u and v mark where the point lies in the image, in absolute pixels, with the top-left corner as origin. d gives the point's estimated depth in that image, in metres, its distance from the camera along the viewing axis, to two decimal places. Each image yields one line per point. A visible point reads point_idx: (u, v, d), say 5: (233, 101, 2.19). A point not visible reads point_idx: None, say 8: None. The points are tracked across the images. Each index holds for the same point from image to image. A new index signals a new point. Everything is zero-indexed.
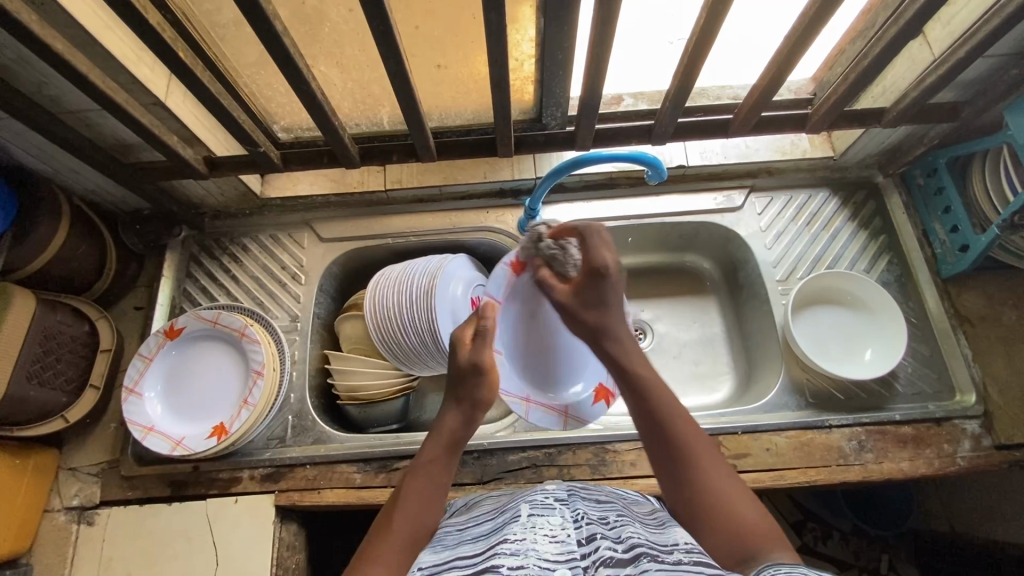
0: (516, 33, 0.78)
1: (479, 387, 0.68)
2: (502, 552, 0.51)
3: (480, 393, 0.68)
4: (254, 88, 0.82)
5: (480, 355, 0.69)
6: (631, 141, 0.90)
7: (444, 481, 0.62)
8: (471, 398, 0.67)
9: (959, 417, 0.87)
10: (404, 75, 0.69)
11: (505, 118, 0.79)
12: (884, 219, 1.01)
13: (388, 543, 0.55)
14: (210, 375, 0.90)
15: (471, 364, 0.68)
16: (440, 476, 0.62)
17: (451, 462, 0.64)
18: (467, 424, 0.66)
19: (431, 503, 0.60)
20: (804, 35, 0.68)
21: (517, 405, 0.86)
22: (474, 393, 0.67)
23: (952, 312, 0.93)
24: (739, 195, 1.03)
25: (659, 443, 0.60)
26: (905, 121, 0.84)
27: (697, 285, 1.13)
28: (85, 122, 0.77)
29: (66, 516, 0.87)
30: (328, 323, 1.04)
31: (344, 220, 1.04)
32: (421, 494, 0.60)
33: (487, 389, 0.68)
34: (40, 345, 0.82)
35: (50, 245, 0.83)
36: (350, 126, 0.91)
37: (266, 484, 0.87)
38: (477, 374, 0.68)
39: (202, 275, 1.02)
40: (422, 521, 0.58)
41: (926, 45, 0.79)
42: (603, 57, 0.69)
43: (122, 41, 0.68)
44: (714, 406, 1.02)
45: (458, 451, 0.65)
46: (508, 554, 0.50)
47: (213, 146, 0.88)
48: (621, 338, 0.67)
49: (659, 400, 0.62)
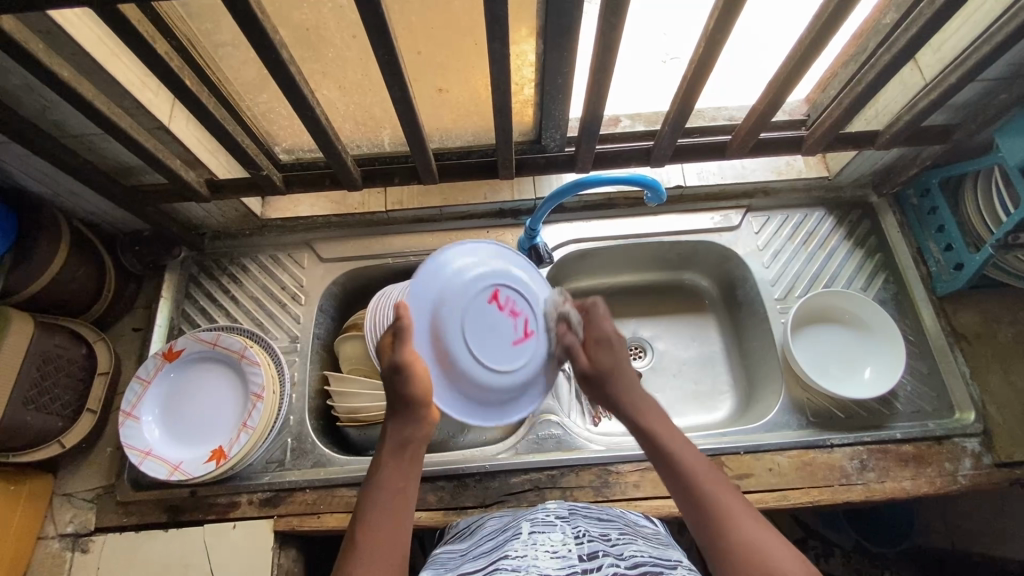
0: (517, 58, 0.79)
1: (407, 387, 0.66)
2: (504, 568, 0.51)
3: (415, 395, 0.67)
4: (256, 111, 0.83)
5: (402, 353, 0.67)
6: (631, 163, 0.91)
7: (399, 492, 0.62)
8: (404, 399, 0.67)
9: (960, 435, 0.87)
10: (407, 100, 0.70)
11: (507, 141, 0.80)
12: (880, 238, 1.02)
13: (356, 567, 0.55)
14: (208, 398, 0.90)
15: (394, 367, 0.66)
16: (397, 487, 0.62)
17: (404, 469, 0.64)
18: (412, 425, 0.67)
19: (392, 515, 0.60)
20: (799, 65, 0.70)
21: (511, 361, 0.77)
22: (405, 394, 0.67)
23: (948, 329, 0.94)
24: (737, 214, 1.04)
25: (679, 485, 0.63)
26: (899, 143, 0.85)
27: (695, 303, 1.14)
28: (89, 146, 0.78)
29: (60, 544, 0.86)
30: (328, 343, 1.03)
31: (344, 240, 1.04)
32: (381, 516, 0.60)
33: (419, 385, 0.67)
34: (38, 369, 0.81)
35: (49, 269, 0.83)
36: (352, 148, 0.92)
37: (265, 509, 0.86)
38: (402, 374, 0.66)
39: (201, 296, 1.01)
40: (387, 535, 0.58)
41: (917, 70, 0.81)
42: (604, 83, 0.71)
43: (127, 67, 0.68)
44: (716, 424, 1.02)
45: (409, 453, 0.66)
46: (510, 569, 0.50)
47: (215, 169, 0.88)
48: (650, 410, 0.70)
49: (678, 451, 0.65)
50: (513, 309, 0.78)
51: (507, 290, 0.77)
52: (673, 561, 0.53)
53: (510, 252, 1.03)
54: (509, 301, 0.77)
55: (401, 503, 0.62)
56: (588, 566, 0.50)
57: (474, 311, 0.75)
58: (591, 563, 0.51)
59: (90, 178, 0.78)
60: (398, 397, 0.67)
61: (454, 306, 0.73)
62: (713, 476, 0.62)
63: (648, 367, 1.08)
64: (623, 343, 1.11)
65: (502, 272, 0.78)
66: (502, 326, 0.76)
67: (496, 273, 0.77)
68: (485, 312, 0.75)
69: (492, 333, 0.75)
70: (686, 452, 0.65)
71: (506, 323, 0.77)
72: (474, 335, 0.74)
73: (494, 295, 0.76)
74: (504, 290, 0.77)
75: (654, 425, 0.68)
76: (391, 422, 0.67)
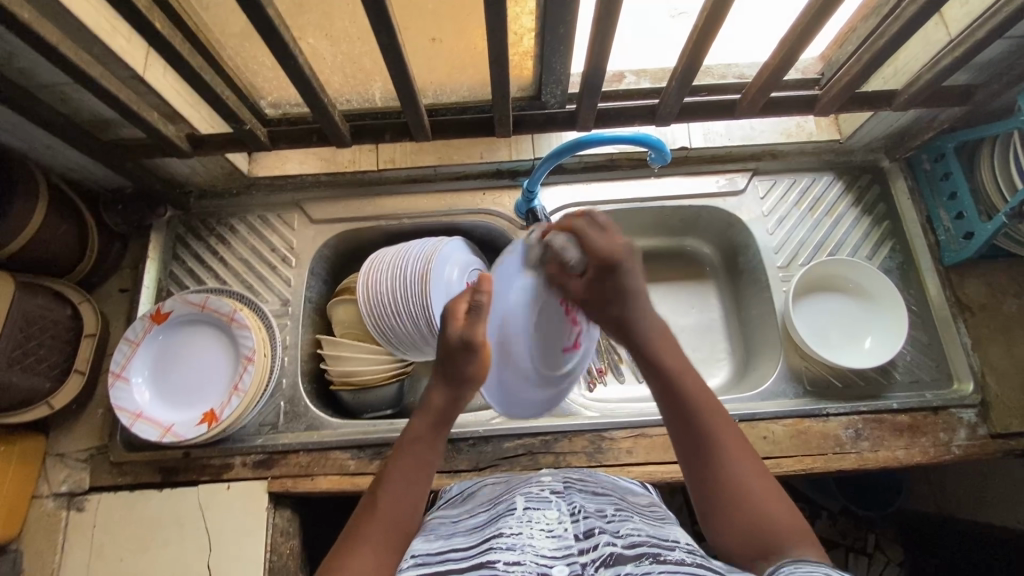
0: (516, 6, 0.74)
1: (469, 364, 0.65)
2: (498, 547, 0.50)
3: (469, 369, 0.66)
4: (238, 61, 0.77)
5: (473, 331, 0.65)
6: (635, 122, 0.87)
7: (428, 462, 0.62)
8: (459, 373, 0.66)
9: (956, 406, 0.87)
10: (397, 49, 0.65)
11: (504, 96, 0.76)
12: (889, 204, 0.99)
13: (375, 515, 0.56)
14: (200, 361, 0.88)
15: (463, 342, 0.65)
16: (426, 454, 0.62)
17: (437, 441, 0.64)
18: (455, 401, 0.66)
19: (414, 487, 0.59)
20: (819, 15, 0.65)
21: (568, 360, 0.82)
22: (463, 369, 0.66)
23: (953, 300, 0.92)
24: (743, 178, 1.00)
25: (681, 428, 0.60)
26: (916, 105, 0.81)
27: (696, 269, 1.11)
28: (60, 96, 0.73)
29: (55, 502, 0.86)
30: (320, 306, 1.01)
31: (335, 201, 1.01)
32: (411, 477, 0.60)
33: (477, 366, 0.66)
34: (21, 330, 0.79)
35: (28, 228, 0.80)
36: (340, 102, 0.87)
37: (259, 471, 0.86)
38: (467, 351, 0.65)
39: (188, 257, 0.99)
40: (403, 503, 0.58)
41: (942, 25, 0.76)
42: (608, 33, 0.66)
43: (95, 11, 0.63)
44: (711, 391, 1.02)
45: (445, 430, 0.65)
46: (505, 549, 0.49)
47: (197, 123, 0.84)
48: (669, 353, 0.65)
49: (681, 387, 0.62)
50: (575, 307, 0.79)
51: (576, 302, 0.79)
52: (671, 541, 0.52)
53: (507, 215, 1.00)
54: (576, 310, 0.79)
55: (422, 478, 0.61)
56: (584, 546, 0.50)
57: (543, 306, 0.76)
58: (588, 542, 0.51)
59: (63, 132, 0.73)
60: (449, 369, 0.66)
61: (516, 315, 0.73)
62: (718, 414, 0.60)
63: None
64: None
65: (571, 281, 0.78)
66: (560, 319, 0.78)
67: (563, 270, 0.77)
68: (549, 309, 0.76)
69: (548, 325, 0.77)
70: (720, 423, 0.59)
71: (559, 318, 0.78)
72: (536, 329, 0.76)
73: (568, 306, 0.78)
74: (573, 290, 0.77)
75: (686, 391, 0.61)
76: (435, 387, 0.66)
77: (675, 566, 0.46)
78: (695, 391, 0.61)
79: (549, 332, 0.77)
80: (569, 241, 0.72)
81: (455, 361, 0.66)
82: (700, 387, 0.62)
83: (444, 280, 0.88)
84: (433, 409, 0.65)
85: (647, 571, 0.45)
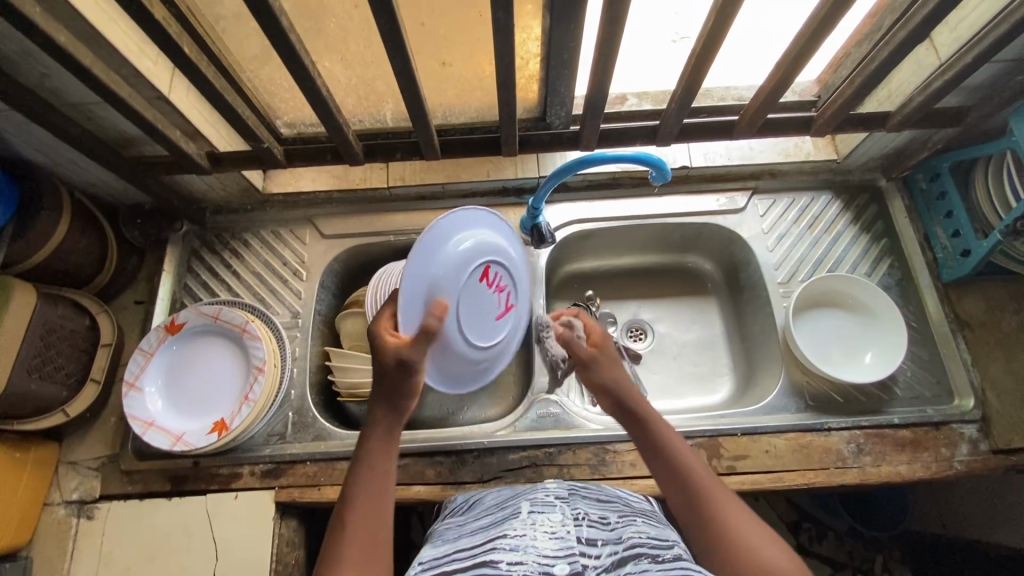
0: (522, 32, 0.77)
1: (406, 382, 0.65)
2: (501, 548, 0.51)
3: (406, 387, 0.66)
4: (257, 83, 0.81)
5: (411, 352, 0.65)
6: (636, 141, 0.90)
7: (388, 474, 0.62)
8: (393, 391, 0.66)
9: (957, 421, 0.87)
10: (410, 72, 0.68)
11: (510, 117, 0.79)
12: (886, 222, 1.01)
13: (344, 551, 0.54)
14: (210, 371, 0.90)
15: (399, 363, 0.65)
16: (384, 469, 0.61)
17: (391, 452, 0.64)
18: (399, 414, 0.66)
19: (380, 505, 0.59)
20: (811, 42, 0.68)
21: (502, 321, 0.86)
22: (398, 387, 0.66)
23: (952, 316, 0.93)
24: (742, 196, 1.03)
25: (671, 482, 0.61)
26: (910, 125, 0.84)
27: (697, 285, 1.13)
28: (88, 115, 0.77)
29: (66, 510, 0.87)
30: (329, 319, 1.04)
31: (346, 217, 1.04)
32: (373, 501, 0.59)
33: (413, 385, 0.66)
34: (41, 339, 0.81)
35: (50, 240, 0.83)
36: (353, 123, 0.91)
37: (266, 481, 0.87)
38: (402, 372, 0.65)
39: (203, 270, 1.02)
40: (375, 520, 0.57)
41: (932, 50, 0.79)
42: (610, 58, 0.69)
43: (125, 35, 0.67)
44: (714, 406, 1.02)
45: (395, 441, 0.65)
46: (508, 549, 0.51)
47: (215, 141, 0.88)
48: (656, 424, 0.67)
49: (667, 446, 0.64)
50: (498, 284, 0.84)
51: (494, 266, 0.82)
52: (670, 542, 0.54)
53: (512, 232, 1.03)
54: (496, 277, 0.83)
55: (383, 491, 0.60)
56: (586, 551, 0.51)
57: (465, 285, 0.78)
58: (590, 548, 0.52)
59: (89, 148, 0.77)
60: (387, 395, 0.66)
61: (443, 285, 0.74)
62: (703, 471, 0.61)
63: (649, 349, 1.07)
64: (623, 325, 1.10)
65: (489, 245, 0.81)
66: (489, 299, 0.83)
67: (486, 249, 0.80)
68: (477, 287, 0.80)
69: (479, 303, 0.81)
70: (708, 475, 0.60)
71: (485, 293, 0.82)
72: (464, 307, 0.78)
73: (484, 272, 0.81)
74: (493, 266, 0.82)
75: (673, 447, 0.64)
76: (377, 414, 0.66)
77: (672, 565, 0.48)
78: (691, 456, 0.62)
79: (473, 302, 0.80)
80: (578, 325, 0.82)
81: (395, 381, 0.66)
82: (685, 447, 0.64)
83: None
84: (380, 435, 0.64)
85: (644, 570, 0.47)
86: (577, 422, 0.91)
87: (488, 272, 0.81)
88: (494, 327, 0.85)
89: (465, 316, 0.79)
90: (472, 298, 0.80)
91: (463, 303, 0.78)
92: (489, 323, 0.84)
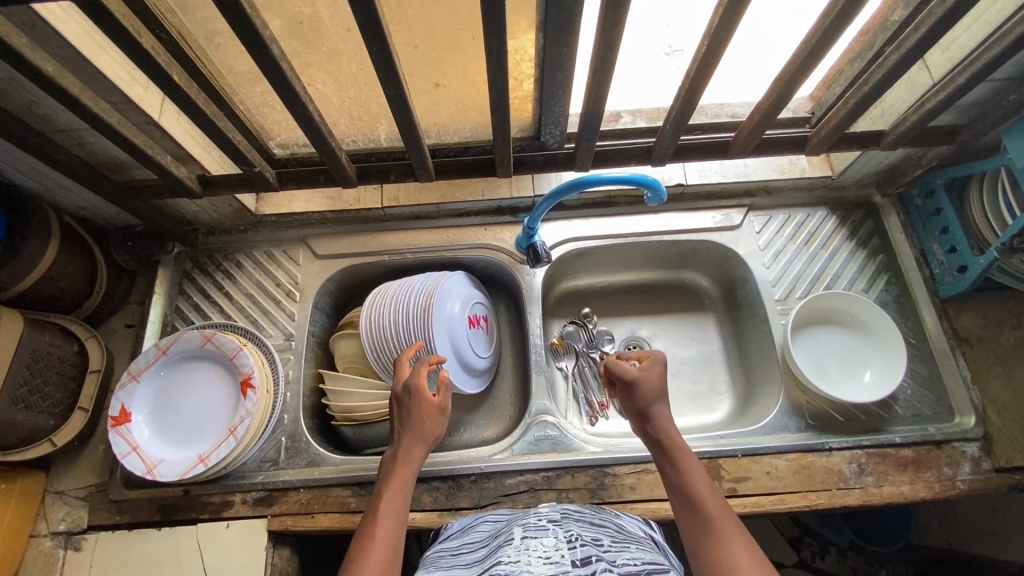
0: (516, 52, 0.77)
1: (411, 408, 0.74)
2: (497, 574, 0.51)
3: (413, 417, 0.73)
4: (249, 105, 0.80)
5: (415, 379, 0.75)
6: (632, 161, 0.90)
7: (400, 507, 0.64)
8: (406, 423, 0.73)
9: (960, 440, 0.87)
10: (403, 97, 0.68)
11: (504, 139, 0.78)
12: (882, 238, 1.01)
13: (372, 550, 0.58)
14: (198, 398, 0.88)
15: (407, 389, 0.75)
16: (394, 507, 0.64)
17: (404, 485, 0.67)
18: (416, 445, 0.71)
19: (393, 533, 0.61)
20: (804, 66, 0.68)
21: (478, 355, 0.97)
22: (412, 418, 0.73)
23: (950, 333, 0.93)
24: (738, 213, 1.03)
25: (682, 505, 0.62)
26: (903, 144, 0.84)
27: (695, 301, 1.12)
28: (77, 140, 0.76)
29: (53, 542, 0.85)
30: (323, 341, 1.03)
31: (340, 237, 1.03)
32: (395, 517, 0.63)
33: (419, 409, 0.73)
34: (27, 367, 0.79)
35: (40, 265, 0.82)
36: (346, 143, 0.90)
37: (259, 509, 0.86)
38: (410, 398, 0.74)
39: (194, 293, 1.00)
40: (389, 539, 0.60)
41: (925, 70, 0.79)
42: (604, 80, 0.68)
43: (114, 62, 0.66)
44: (714, 425, 1.01)
45: (411, 475, 0.68)
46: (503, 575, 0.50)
47: (207, 164, 0.87)
48: (680, 451, 0.67)
49: (682, 467, 0.65)
50: (479, 323, 0.99)
51: (476, 309, 0.98)
52: (665, 567, 0.54)
53: (508, 250, 1.02)
54: (476, 318, 0.98)
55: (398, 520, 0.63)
56: (580, 571, 0.51)
57: (453, 331, 0.92)
58: (584, 568, 0.51)
59: (78, 174, 0.76)
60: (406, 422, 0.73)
61: (439, 336, 0.90)
62: (710, 493, 0.62)
63: None
64: (620, 343, 1.09)
65: (470, 295, 0.98)
66: (476, 337, 0.97)
67: (470, 296, 0.98)
68: (464, 331, 0.94)
69: (472, 342, 0.95)
70: (714, 500, 0.61)
71: (471, 335, 0.95)
72: (458, 349, 0.92)
73: (470, 317, 0.96)
74: (476, 308, 0.99)
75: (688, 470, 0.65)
76: (399, 443, 0.72)
77: None
78: (706, 488, 0.62)
79: (456, 344, 0.92)
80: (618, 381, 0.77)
81: (418, 412, 0.73)
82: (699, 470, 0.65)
83: (445, 316, 0.91)
84: (402, 460, 0.70)
85: None
86: (575, 445, 0.90)
87: (474, 315, 0.97)
88: (472, 361, 0.95)
89: (453, 357, 0.92)
90: (457, 341, 0.92)
91: (453, 345, 0.92)
92: (460, 362, 0.93)
